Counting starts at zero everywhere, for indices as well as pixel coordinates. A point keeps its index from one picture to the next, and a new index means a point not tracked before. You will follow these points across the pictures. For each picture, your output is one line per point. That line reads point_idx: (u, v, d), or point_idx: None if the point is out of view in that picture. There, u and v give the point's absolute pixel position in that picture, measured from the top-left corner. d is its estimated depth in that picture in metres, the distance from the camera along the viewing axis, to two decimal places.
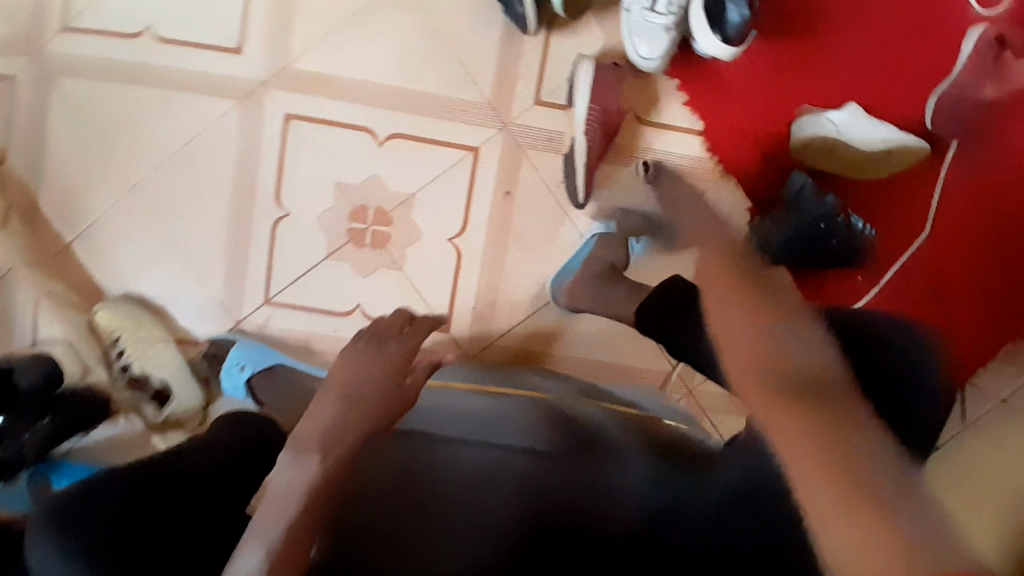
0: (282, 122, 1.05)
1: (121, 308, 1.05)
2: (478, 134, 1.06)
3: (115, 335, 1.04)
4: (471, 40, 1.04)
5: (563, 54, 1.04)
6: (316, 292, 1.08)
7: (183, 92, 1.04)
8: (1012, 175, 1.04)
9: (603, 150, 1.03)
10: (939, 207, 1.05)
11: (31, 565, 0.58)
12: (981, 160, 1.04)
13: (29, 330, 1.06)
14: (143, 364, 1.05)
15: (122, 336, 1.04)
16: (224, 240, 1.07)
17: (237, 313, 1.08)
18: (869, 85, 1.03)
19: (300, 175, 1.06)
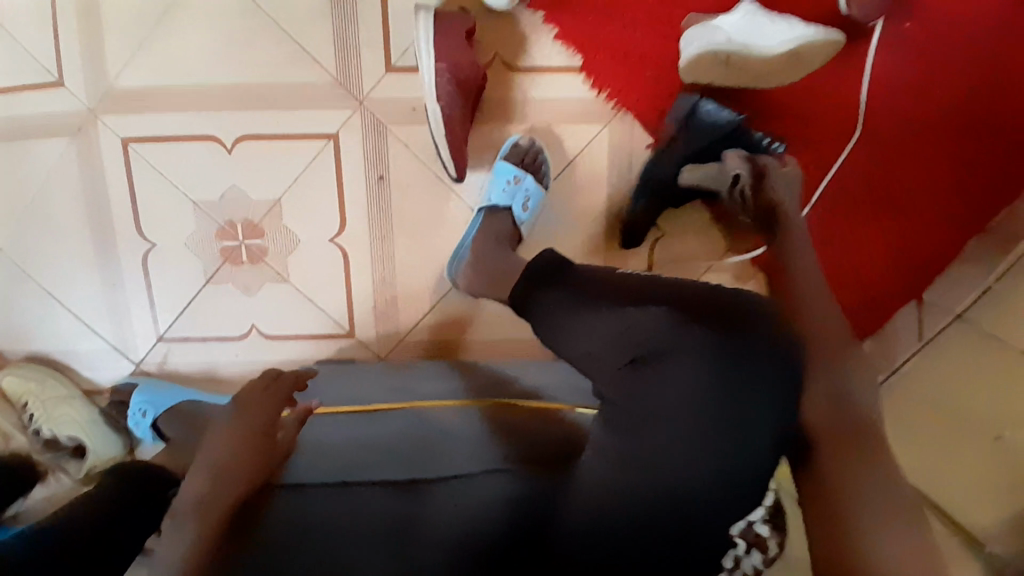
0: (121, 148, 0.96)
1: (27, 369, 1.01)
2: (333, 118, 0.94)
3: (25, 397, 0.99)
4: (299, 14, 0.91)
5: (403, 10, 0.91)
6: (205, 320, 1.01)
7: (13, 138, 0.96)
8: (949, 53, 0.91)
9: (469, 114, 0.91)
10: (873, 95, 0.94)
11: None
12: (916, 36, 0.91)
13: None
14: (54, 425, 0.98)
15: (30, 397, 0.99)
16: (98, 283, 1.01)
17: (134, 354, 1.03)
18: None
19: (156, 199, 0.97)
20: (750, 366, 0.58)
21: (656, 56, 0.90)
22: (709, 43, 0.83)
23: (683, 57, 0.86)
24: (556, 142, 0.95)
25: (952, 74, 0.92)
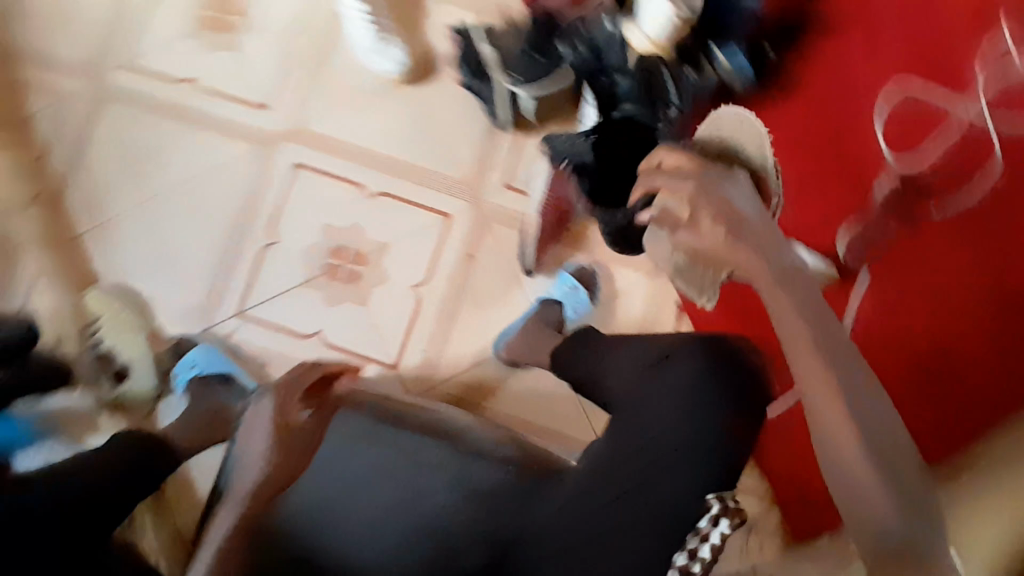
0: (290, 168, 1.24)
1: (116, 295, 1.18)
2: (452, 204, 1.23)
3: (100, 315, 1.15)
4: (458, 129, 1.25)
5: (530, 151, 1.25)
6: (285, 312, 1.20)
7: (212, 131, 1.25)
8: None
9: (553, 233, 1.20)
10: None
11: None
12: None
13: (20, 299, 1.17)
14: (114, 343, 1.14)
15: (106, 318, 1.15)
16: (214, 253, 1.22)
17: (210, 321, 1.20)
18: None
19: (296, 212, 1.23)
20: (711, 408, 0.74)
21: None
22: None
23: None
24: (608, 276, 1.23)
25: None
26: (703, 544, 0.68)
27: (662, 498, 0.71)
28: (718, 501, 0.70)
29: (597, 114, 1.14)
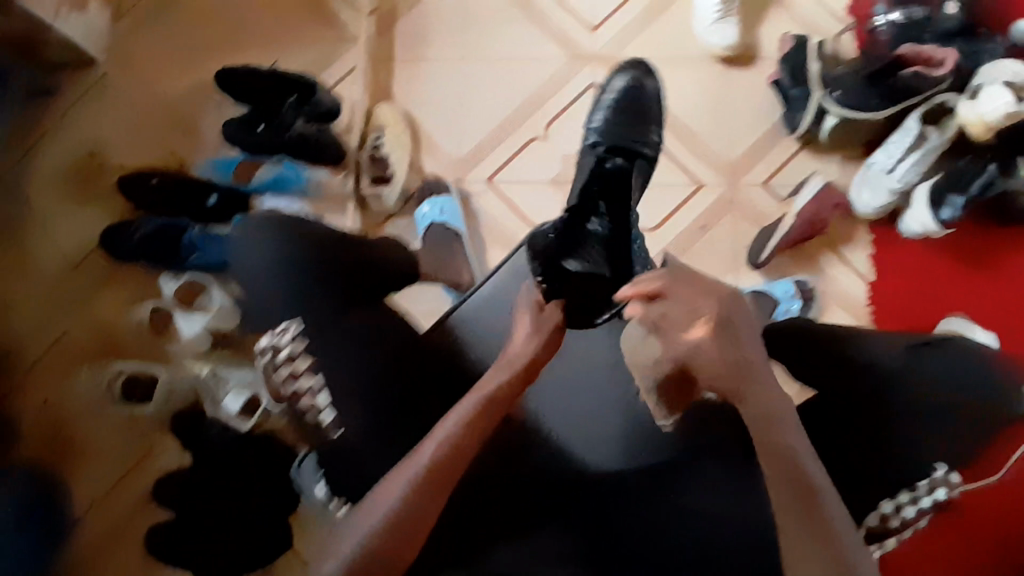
0: (586, 84, 1.32)
1: (402, 115, 1.30)
2: (710, 178, 1.29)
3: (384, 126, 1.28)
4: (748, 117, 1.30)
5: (803, 167, 1.28)
6: (525, 198, 1.30)
7: (541, 24, 1.34)
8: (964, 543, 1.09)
9: (796, 243, 1.23)
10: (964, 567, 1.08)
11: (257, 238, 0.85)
12: None
13: (333, 79, 1.32)
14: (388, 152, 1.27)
15: (390, 130, 1.28)
16: (493, 123, 1.32)
17: (462, 175, 1.31)
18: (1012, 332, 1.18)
19: (574, 122, 1.31)
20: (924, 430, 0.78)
21: (921, 314, 1.21)
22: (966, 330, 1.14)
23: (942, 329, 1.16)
24: (819, 307, 1.24)
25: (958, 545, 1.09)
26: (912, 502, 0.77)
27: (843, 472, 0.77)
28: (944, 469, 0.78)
29: (887, 159, 1.19)
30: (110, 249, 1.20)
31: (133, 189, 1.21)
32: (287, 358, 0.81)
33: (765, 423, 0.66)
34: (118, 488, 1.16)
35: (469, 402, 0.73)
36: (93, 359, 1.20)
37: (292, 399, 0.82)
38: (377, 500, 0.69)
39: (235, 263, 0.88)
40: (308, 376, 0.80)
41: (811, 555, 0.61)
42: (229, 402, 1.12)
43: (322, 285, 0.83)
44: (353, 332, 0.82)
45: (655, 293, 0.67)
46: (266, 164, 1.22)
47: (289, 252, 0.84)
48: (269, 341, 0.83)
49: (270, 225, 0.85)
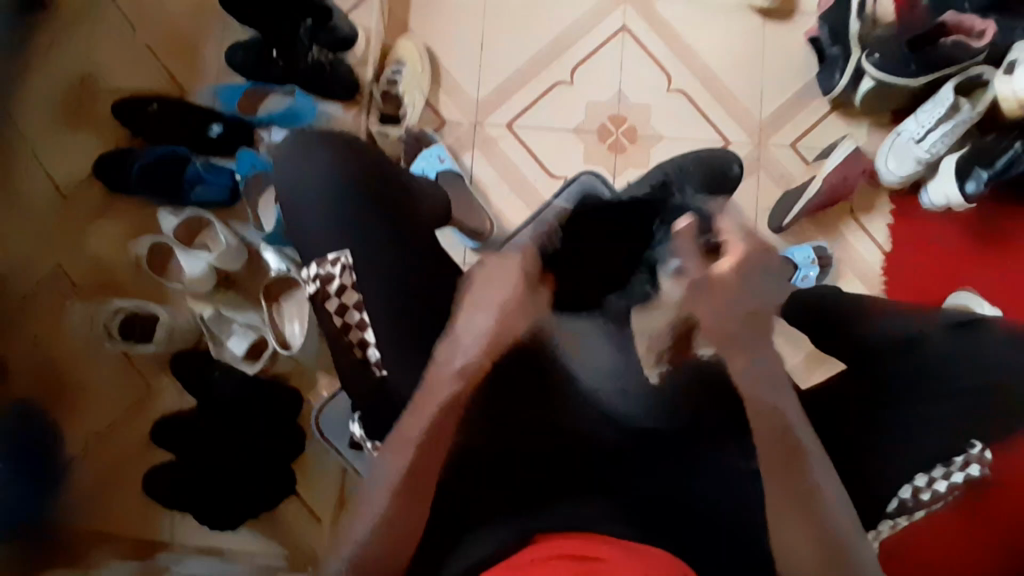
0: (616, 29, 1.26)
1: (422, 49, 1.23)
2: (738, 135, 1.25)
3: (404, 61, 1.21)
4: (780, 75, 1.26)
5: (833, 130, 1.25)
6: (545, 145, 1.24)
7: None
8: None
9: (819, 207, 1.20)
10: None
11: (297, 163, 0.78)
12: None
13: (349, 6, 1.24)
14: (404, 90, 1.20)
15: (409, 64, 1.21)
16: (517, 64, 1.26)
17: (481, 117, 1.25)
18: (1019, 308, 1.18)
19: (600, 67, 1.26)
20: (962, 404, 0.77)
21: (932, 287, 1.21)
22: (974, 304, 1.14)
23: (948, 303, 1.17)
24: (835, 274, 1.23)
25: None
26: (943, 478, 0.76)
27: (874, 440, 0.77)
28: (978, 447, 0.76)
29: (918, 128, 1.16)
30: (107, 179, 1.14)
31: (134, 114, 1.14)
32: (332, 292, 0.73)
33: (728, 333, 0.74)
34: (119, 426, 1.12)
35: (422, 417, 0.70)
36: (89, 295, 1.14)
37: (339, 336, 0.74)
38: (364, 502, 0.67)
39: (278, 184, 0.78)
40: (360, 313, 0.73)
41: (794, 519, 0.65)
42: (234, 344, 1.08)
43: (359, 215, 0.75)
44: (404, 279, 0.75)
45: (733, 262, 0.80)
46: (274, 94, 1.15)
47: (349, 178, 0.77)
48: (314, 273, 0.74)
49: (332, 145, 0.79)
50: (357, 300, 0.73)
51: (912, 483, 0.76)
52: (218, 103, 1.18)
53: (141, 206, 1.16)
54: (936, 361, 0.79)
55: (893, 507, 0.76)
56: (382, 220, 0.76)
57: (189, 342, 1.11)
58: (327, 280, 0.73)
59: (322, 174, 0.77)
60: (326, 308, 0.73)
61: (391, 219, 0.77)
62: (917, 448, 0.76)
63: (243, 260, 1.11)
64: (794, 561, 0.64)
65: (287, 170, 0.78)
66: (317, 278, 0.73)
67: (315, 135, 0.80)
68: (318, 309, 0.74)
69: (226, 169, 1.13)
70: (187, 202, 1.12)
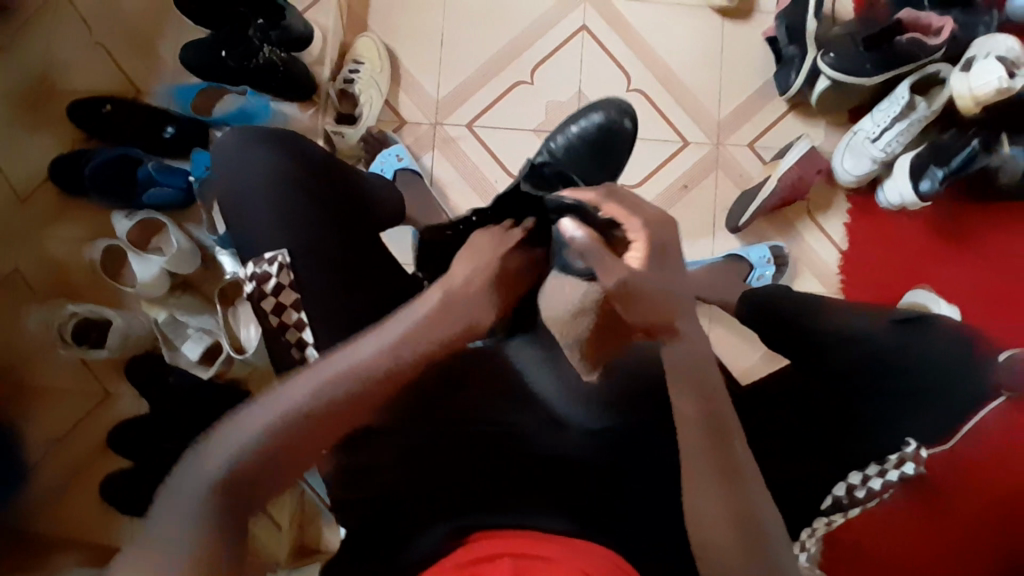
0: (576, 28, 1.26)
1: (380, 47, 1.22)
2: (696, 135, 1.26)
3: (362, 60, 1.21)
4: (739, 74, 1.27)
5: (790, 128, 1.26)
6: (505, 145, 1.24)
7: None
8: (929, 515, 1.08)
9: (774, 208, 1.22)
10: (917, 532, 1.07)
11: (238, 160, 0.76)
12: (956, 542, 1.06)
13: (307, 5, 1.23)
14: (361, 89, 1.19)
15: (367, 64, 1.20)
16: (476, 63, 1.25)
17: (441, 117, 1.24)
18: (972, 306, 1.19)
19: (561, 66, 1.25)
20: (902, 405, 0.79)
21: (886, 285, 1.22)
22: (929, 302, 1.15)
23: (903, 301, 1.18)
24: (791, 273, 1.24)
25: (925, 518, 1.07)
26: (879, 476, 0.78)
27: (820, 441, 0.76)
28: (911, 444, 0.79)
29: (874, 126, 1.17)
30: (62, 183, 1.12)
31: (86, 114, 1.12)
32: (268, 291, 0.70)
33: (661, 316, 0.62)
34: (73, 432, 1.11)
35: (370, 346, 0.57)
36: (42, 299, 1.12)
37: (276, 335, 0.70)
38: (277, 396, 0.52)
39: (214, 179, 0.77)
40: (299, 313, 0.69)
41: (711, 494, 0.54)
42: (188, 349, 1.07)
43: (298, 215, 0.74)
44: (333, 272, 0.73)
45: (642, 252, 0.63)
46: (229, 95, 1.14)
47: (283, 172, 0.75)
48: (250, 271, 0.71)
49: (269, 140, 0.77)
50: (295, 300, 0.70)
51: (847, 480, 0.77)
52: (172, 103, 1.17)
53: (93, 209, 1.15)
54: (886, 361, 0.79)
55: (827, 504, 0.76)
56: (324, 222, 0.75)
57: (143, 347, 1.10)
58: (263, 279, 0.70)
59: (262, 172, 0.75)
60: (261, 307, 0.70)
61: (333, 222, 0.76)
62: (859, 448, 0.77)
63: (197, 262, 1.10)
64: (706, 533, 0.53)
65: (229, 167, 0.76)
66: (253, 276, 0.71)
67: (260, 132, 0.78)
68: (256, 309, 0.71)
69: (181, 170, 1.12)
70: (139, 206, 1.11)
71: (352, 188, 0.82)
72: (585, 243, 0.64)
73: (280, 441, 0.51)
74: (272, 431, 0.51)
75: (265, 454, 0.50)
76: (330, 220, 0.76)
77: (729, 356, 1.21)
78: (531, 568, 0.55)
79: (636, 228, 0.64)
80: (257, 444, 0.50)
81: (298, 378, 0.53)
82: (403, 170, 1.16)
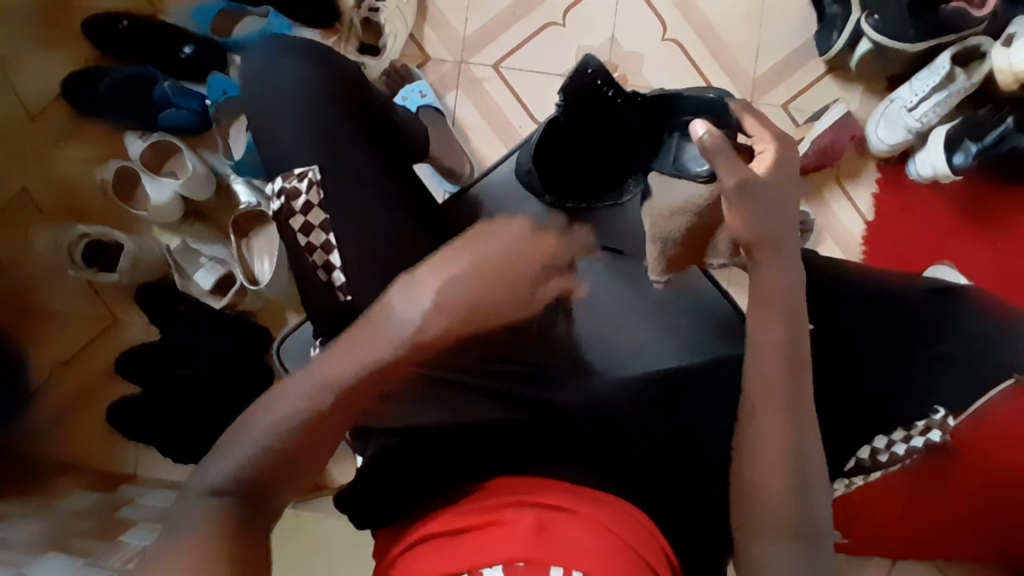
0: None
1: None
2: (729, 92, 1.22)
3: None
4: (779, 31, 1.22)
5: (826, 92, 1.22)
6: (531, 89, 1.20)
7: None
8: (937, 487, 1.06)
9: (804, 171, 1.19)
10: (926, 506, 1.05)
11: (273, 82, 0.75)
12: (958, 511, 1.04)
13: None
14: (386, 20, 1.13)
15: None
16: (508, 1, 1.20)
17: (467, 56, 1.20)
18: (995, 284, 1.18)
19: (595, 10, 1.21)
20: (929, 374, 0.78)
21: (911, 258, 1.21)
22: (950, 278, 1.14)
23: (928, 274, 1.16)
24: (815, 239, 1.23)
25: (933, 491, 1.05)
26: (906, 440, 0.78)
27: None
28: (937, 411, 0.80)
29: (911, 95, 1.14)
30: (73, 98, 1.08)
31: (102, 28, 1.08)
32: (297, 209, 0.70)
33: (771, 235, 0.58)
34: (81, 354, 1.09)
35: (390, 329, 0.54)
36: (51, 219, 1.09)
37: (304, 256, 0.71)
38: (345, 350, 0.53)
39: (244, 92, 0.77)
40: (326, 235, 0.70)
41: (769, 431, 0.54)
42: (200, 277, 1.05)
43: (332, 141, 0.73)
44: (361, 197, 0.72)
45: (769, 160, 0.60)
46: (250, 17, 1.10)
47: (318, 88, 0.75)
48: (279, 188, 0.71)
49: (304, 56, 0.76)
50: (323, 221, 0.70)
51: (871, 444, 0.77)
52: (191, 24, 1.11)
53: (102, 126, 1.10)
54: (905, 327, 0.78)
55: (850, 466, 0.77)
56: (360, 151, 0.74)
57: (155, 274, 1.08)
58: (292, 195, 0.70)
59: (298, 97, 0.74)
60: (290, 226, 0.71)
61: (362, 148, 0.74)
62: (880, 415, 0.76)
63: (212, 190, 1.07)
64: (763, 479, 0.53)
65: (263, 90, 0.75)
66: (282, 192, 0.71)
67: (292, 52, 0.76)
68: (283, 227, 0.72)
69: (197, 93, 1.08)
70: (153, 126, 1.07)
71: (383, 118, 0.80)
72: (716, 141, 0.56)
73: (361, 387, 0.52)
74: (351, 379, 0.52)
75: (342, 400, 0.51)
76: (360, 147, 0.74)
77: None
78: (554, 522, 0.56)
79: (767, 137, 0.62)
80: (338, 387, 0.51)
81: (355, 343, 0.53)
82: (427, 108, 1.13)
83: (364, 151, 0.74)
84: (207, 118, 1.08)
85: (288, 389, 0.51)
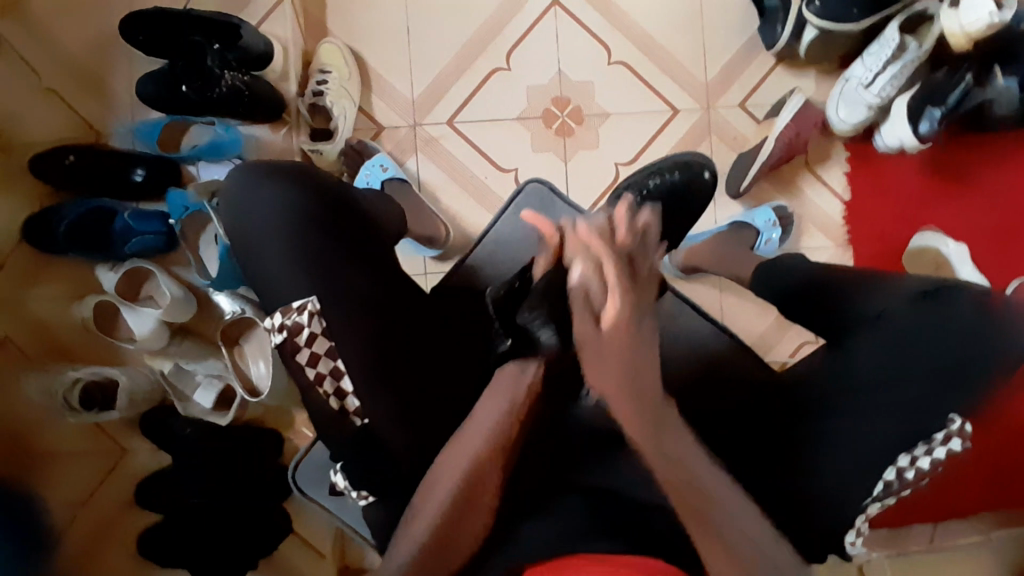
0: (547, 4, 1.20)
1: (346, 52, 1.16)
2: (685, 102, 1.21)
3: (329, 67, 1.15)
4: (722, 32, 1.21)
5: (780, 84, 1.21)
6: (490, 140, 1.19)
7: None
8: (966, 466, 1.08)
9: (776, 165, 1.18)
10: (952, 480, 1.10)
11: (247, 212, 0.74)
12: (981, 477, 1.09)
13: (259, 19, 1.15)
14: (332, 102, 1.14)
15: (334, 72, 1.15)
16: (448, 57, 1.19)
17: (419, 118, 1.19)
18: (978, 243, 1.18)
19: (536, 46, 1.20)
20: (945, 380, 0.74)
21: (893, 233, 1.20)
22: (938, 244, 1.15)
23: (914, 246, 1.17)
24: (797, 232, 1.22)
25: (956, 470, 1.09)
26: (928, 455, 0.73)
27: (847, 423, 0.76)
28: (959, 420, 0.73)
29: (866, 72, 1.12)
30: (38, 245, 1.07)
31: (49, 166, 1.07)
32: (302, 342, 0.69)
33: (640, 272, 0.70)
34: (95, 495, 1.09)
35: (453, 465, 0.66)
36: (35, 364, 1.08)
37: (312, 388, 0.70)
38: (432, 484, 0.66)
39: (224, 218, 0.75)
40: (335, 363, 0.70)
41: None
42: (200, 397, 1.06)
43: (317, 259, 0.72)
44: (337, 316, 0.71)
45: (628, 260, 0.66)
46: (197, 126, 1.10)
47: (300, 207, 0.74)
48: (278, 323, 0.70)
49: (273, 176, 0.76)
50: (330, 348, 0.70)
51: (896, 464, 0.74)
52: (133, 142, 1.12)
53: (75, 267, 1.10)
54: (899, 326, 0.76)
55: (878, 489, 0.73)
56: (346, 255, 0.74)
57: (151, 402, 1.07)
58: (296, 330, 0.69)
59: (273, 222, 0.73)
60: (294, 361, 0.70)
61: (352, 265, 0.74)
62: (900, 429, 0.74)
63: (194, 307, 1.07)
64: None
65: (240, 220, 0.74)
66: (285, 327, 0.69)
67: (257, 178, 0.75)
68: (289, 361, 0.71)
69: (156, 214, 1.07)
70: (121, 257, 1.07)
71: (359, 211, 0.79)
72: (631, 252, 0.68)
73: (461, 492, 0.65)
74: (451, 497, 0.65)
75: (450, 512, 0.65)
76: (351, 261, 0.74)
77: (744, 324, 1.19)
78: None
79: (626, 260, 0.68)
80: (447, 502, 0.65)
81: (444, 465, 0.67)
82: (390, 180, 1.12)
83: (354, 260, 0.74)
84: (174, 237, 1.08)
85: (400, 537, 0.65)
